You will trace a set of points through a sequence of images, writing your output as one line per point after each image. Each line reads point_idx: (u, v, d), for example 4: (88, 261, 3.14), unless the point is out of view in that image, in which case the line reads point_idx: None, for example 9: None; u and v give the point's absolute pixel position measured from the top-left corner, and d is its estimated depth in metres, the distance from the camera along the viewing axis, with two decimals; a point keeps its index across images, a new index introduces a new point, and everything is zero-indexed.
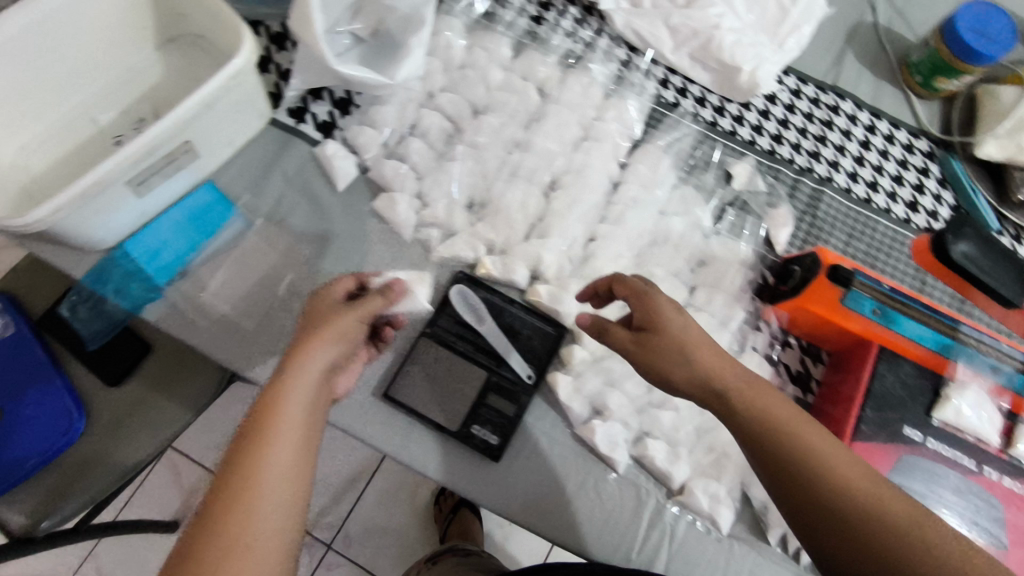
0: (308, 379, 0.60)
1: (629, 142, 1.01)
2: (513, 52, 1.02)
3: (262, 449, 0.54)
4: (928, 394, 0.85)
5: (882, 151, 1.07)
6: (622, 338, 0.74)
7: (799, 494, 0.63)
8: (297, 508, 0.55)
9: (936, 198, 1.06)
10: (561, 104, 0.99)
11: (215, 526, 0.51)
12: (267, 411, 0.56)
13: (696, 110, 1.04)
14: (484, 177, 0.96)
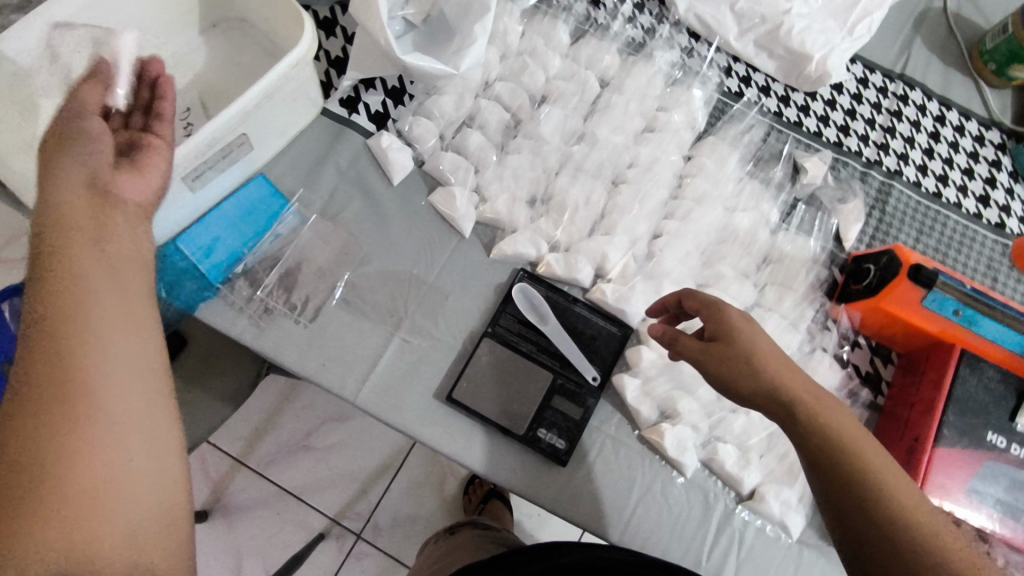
0: (83, 213, 0.50)
1: (694, 135, 0.98)
2: (574, 40, 1.00)
3: (66, 347, 0.45)
4: (1012, 398, 0.81)
5: (953, 142, 1.03)
6: (689, 344, 0.70)
7: (859, 512, 0.59)
8: (141, 431, 0.46)
9: (1006, 193, 1.02)
10: (624, 94, 0.97)
11: (25, 443, 0.42)
12: (62, 299, 0.46)
13: (760, 100, 1.01)
14: (546, 170, 0.93)
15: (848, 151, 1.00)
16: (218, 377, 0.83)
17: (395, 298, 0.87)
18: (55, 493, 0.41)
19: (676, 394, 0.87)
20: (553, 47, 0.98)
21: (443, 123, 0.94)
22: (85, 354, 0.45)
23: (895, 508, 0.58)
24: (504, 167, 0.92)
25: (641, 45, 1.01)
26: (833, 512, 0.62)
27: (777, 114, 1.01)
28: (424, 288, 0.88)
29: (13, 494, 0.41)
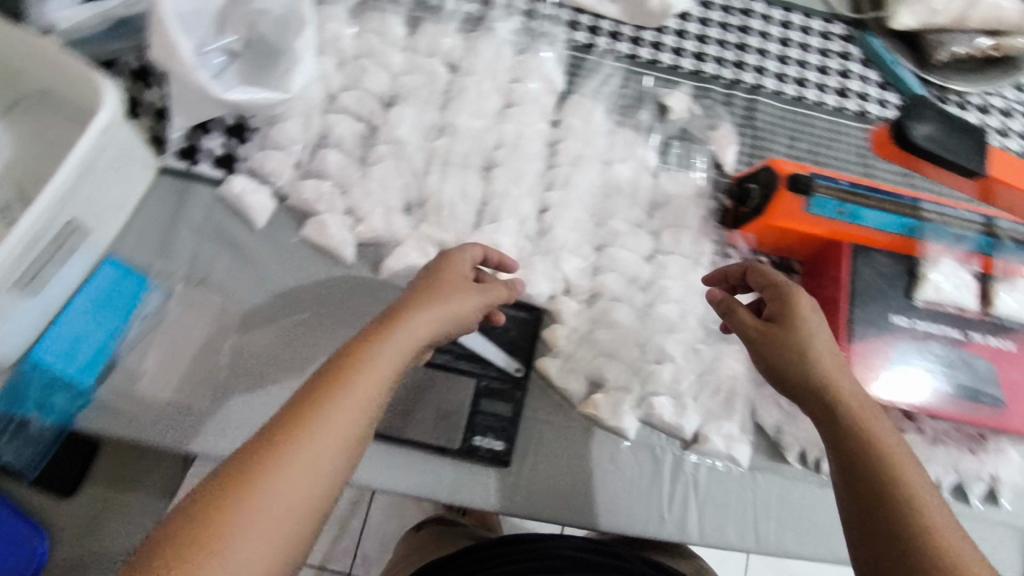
0: (382, 354, 0.55)
1: (554, 99, 0.95)
2: (409, 29, 0.94)
3: (298, 433, 0.49)
4: (906, 276, 0.85)
5: (800, 44, 1.03)
6: (746, 320, 0.71)
7: (879, 515, 0.57)
8: (280, 535, 0.46)
9: (863, 78, 1.03)
10: (474, 76, 0.92)
11: (204, 501, 0.46)
12: (323, 395, 0.52)
13: (610, 45, 0.98)
14: (415, 173, 0.89)
15: (711, 78, 0.99)
16: (150, 471, 0.83)
17: (288, 348, 0.82)
18: None
19: (599, 365, 0.86)
20: (387, 39, 0.92)
21: (292, 148, 0.87)
22: (312, 435, 0.50)
23: (923, 514, 0.56)
24: (368, 181, 0.87)
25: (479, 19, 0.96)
26: (854, 513, 0.59)
27: (628, 57, 0.97)
28: (319, 327, 0.83)
29: (179, 535, 0.44)
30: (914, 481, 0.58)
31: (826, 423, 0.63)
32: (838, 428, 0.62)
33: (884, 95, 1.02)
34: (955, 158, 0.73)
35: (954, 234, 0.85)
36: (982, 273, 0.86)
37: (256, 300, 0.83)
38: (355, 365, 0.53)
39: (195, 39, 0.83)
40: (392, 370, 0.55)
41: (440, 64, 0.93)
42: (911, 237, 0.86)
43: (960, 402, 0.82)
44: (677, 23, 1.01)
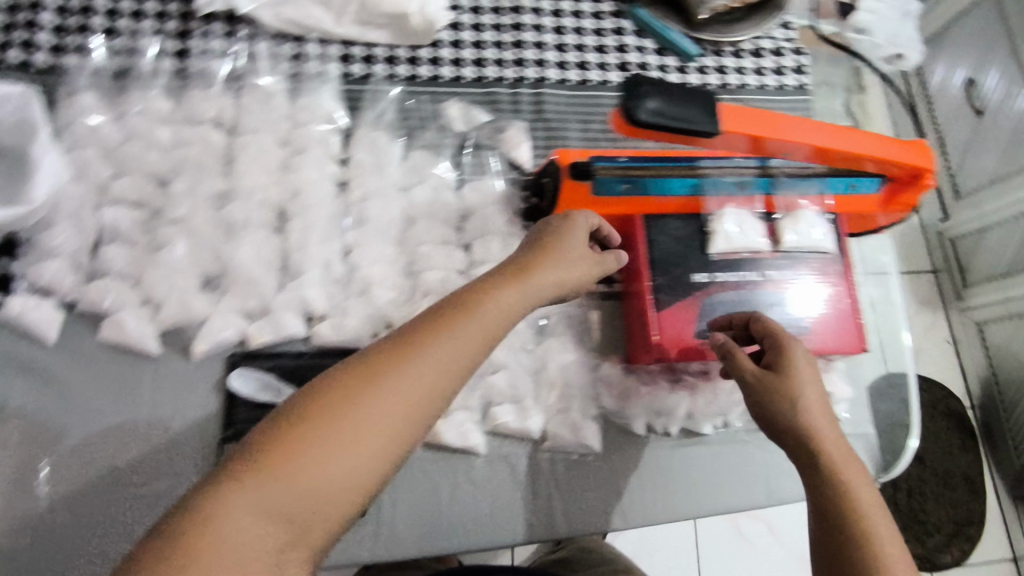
0: (507, 300, 0.45)
1: (478, 133, 0.72)
2: (276, 61, 0.71)
3: (500, 287, 0.46)
4: (696, 234, 0.65)
5: (715, 47, 0.80)
6: (745, 368, 0.54)
7: (835, 555, 0.45)
8: (454, 386, 0.41)
9: (793, 51, 0.82)
10: (382, 105, 0.71)
11: (419, 324, 0.42)
12: (558, 241, 0.51)
13: (519, 76, 0.75)
14: (335, 216, 0.67)
15: (678, 87, 0.78)
16: None
17: (127, 462, 0.59)
18: (293, 464, 0.35)
19: (567, 434, 0.64)
20: (156, 112, 0.66)
21: (124, 226, 0.63)
22: (537, 277, 0.48)
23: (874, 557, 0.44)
24: (290, 223, 0.65)
25: (366, 61, 0.73)
26: (819, 555, 0.47)
27: (554, 83, 0.76)
28: (149, 433, 0.60)
29: (355, 365, 0.39)
30: (882, 536, 0.45)
31: (799, 458, 0.50)
32: (812, 462, 0.49)
33: (798, 57, 0.82)
34: (691, 126, 0.52)
35: (817, 176, 0.65)
36: (768, 213, 0.66)
37: (78, 405, 0.60)
38: (557, 232, 0.52)
39: None
40: (584, 270, 0.52)
41: (334, 98, 0.70)
42: (768, 194, 0.66)
43: None
44: (612, 8, 0.79)
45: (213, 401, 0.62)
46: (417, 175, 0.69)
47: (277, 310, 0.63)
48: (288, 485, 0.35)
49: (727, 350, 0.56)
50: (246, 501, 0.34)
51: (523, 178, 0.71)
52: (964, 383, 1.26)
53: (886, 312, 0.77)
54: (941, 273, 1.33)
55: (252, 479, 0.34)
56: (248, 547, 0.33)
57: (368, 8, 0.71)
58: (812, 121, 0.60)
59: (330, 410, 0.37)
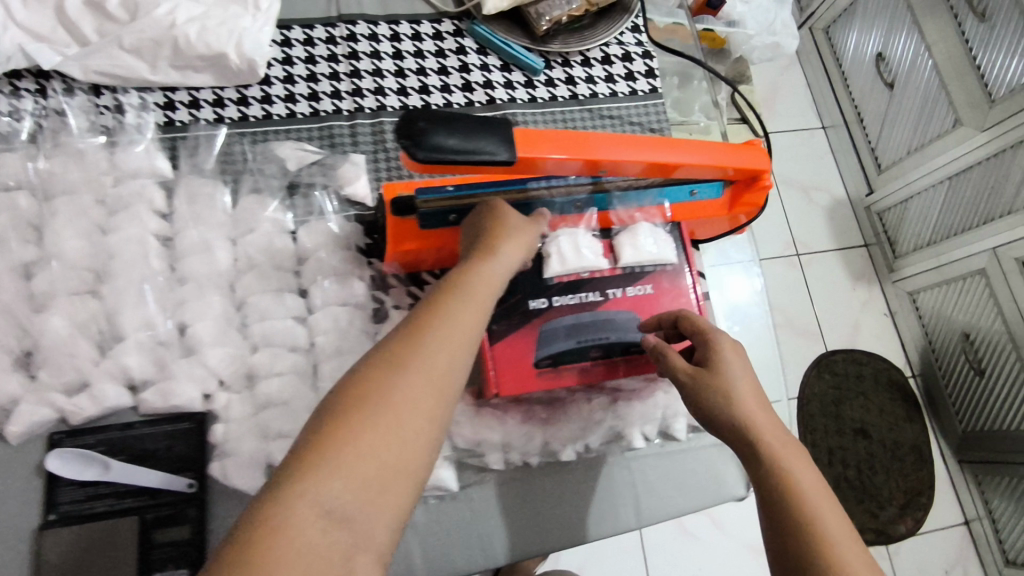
0: (492, 277, 0.52)
1: (312, 171, 0.69)
2: (91, 116, 0.68)
3: (477, 269, 0.52)
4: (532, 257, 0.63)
5: (563, 58, 0.79)
6: (676, 368, 0.55)
7: (779, 542, 0.45)
8: (469, 353, 0.46)
9: (643, 55, 0.81)
10: (207, 151, 0.68)
11: (417, 316, 0.47)
12: (510, 223, 0.57)
13: (356, 107, 0.73)
14: (153, 274, 0.63)
15: (524, 104, 0.76)
16: None
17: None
18: (344, 457, 0.38)
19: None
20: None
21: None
22: (500, 256, 0.54)
23: (815, 536, 0.44)
24: (106, 286, 0.62)
25: (191, 107, 0.70)
26: (769, 547, 0.46)
27: (393, 111, 0.73)
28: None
29: (375, 360, 0.43)
30: (822, 510, 0.45)
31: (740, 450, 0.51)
32: (750, 451, 0.49)
33: (649, 60, 0.80)
34: (478, 154, 0.50)
35: (650, 189, 0.65)
36: (607, 229, 0.65)
37: None
38: (497, 218, 0.57)
39: None
40: (530, 239, 0.58)
41: (153, 149, 0.67)
42: (603, 210, 0.65)
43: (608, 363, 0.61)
44: (452, 27, 0.77)
45: (32, 488, 0.58)
46: (246, 221, 0.66)
47: (95, 382, 0.59)
48: (353, 466, 0.38)
49: (659, 353, 0.57)
50: (332, 480, 0.37)
51: (363, 213, 0.69)
52: (905, 355, 1.36)
53: (747, 321, 0.78)
54: (875, 246, 1.41)
55: (319, 465, 0.37)
56: (336, 521, 0.36)
57: (181, 52, 0.67)
58: (625, 137, 0.59)
59: (370, 396, 0.41)
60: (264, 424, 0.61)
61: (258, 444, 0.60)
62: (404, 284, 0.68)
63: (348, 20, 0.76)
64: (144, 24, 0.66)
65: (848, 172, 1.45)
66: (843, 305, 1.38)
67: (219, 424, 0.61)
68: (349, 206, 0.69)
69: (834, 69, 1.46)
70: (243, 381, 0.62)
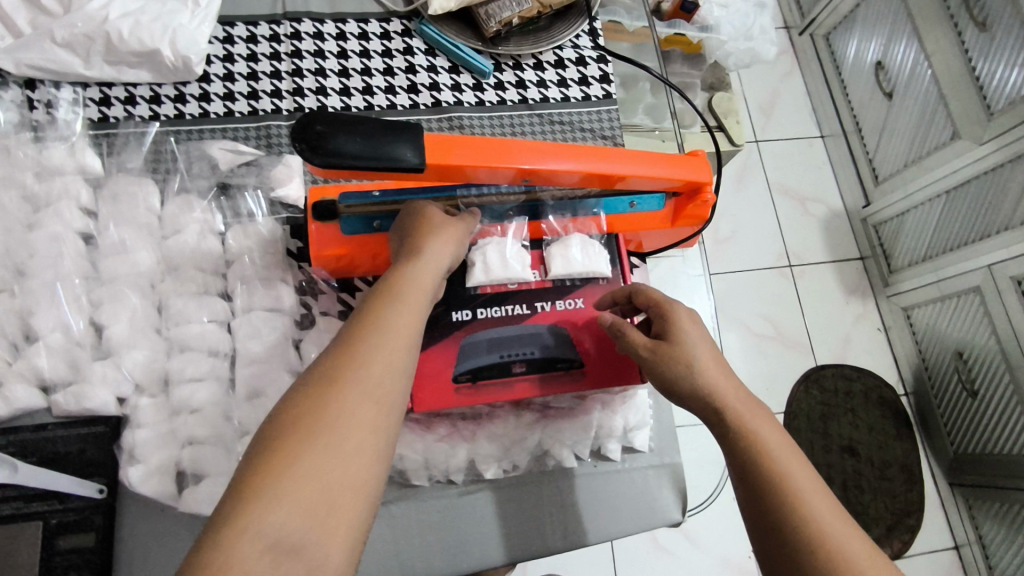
0: (428, 276, 0.50)
1: (245, 171, 0.67)
2: (25, 110, 0.67)
3: (408, 273, 0.49)
4: (460, 267, 0.61)
5: (514, 61, 0.77)
6: (635, 341, 0.53)
7: (760, 517, 0.44)
8: (407, 358, 0.44)
9: (598, 59, 0.78)
10: (138, 148, 0.67)
11: (345, 333, 0.44)
12: (438, 223, 0.54)
13: (295, 106, 0.71)
14: (73, 273, 0.61)
15: (471, 106, 0.74)
16: None
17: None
18: (286, 488, 0.35)
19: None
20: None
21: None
22: (430, 254, 0.51)
23: (794, 506, 0.43)
24: (24, 283, 0.61)
25: (127, 103, 0.69)
26: (748, 521, 0.45)
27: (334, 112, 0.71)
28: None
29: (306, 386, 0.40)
30: (798, 478, 0.44)
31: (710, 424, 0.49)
32: (720, 423, 0.48)
33: (604, 65, 0.78)
34: (380, 160, 0.48)
35: (587, 200, 0.62)
36: (538, 241, 0.63)
37: None
38: (422, 214, 0.55)
39: None
40: (459, 235, 0.55)
41: (83, 145, 0.66)
42: (535, 219, 0.63)
43: (532, 378, 0.58)
44: (400, 27, 0.76)
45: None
46: (172, 222, 0.64)
47: (5, 382, 0.58)
48: (297, 493, 0.35)
49: (615, 330, 0.55)
50: (275, 509, 0.34)
51: (294, 215, 0.67)
52: (898, 372, 1.29)
53: None
54: (870, 259, 1.35)
55: (264, 495, 0.34)
56: (284, 553, 0.33)
57: (114, 47, 0.66)
58: (553, 144, 0.56)
59: (305, 423, 0.38)
60: (178, 431, 0.59)
61: (172, 450, 0.59)
62: (335, 289, 0.66)
63: (294, 17, 0.74)
64: (77, 18, 0.65)
65: (846, 182, 1.40)
66: (837, 319, 1.31)
67: (130, 429, 0.59)
68: (281, 208, 0.68)
69: (834, 77, 1.42)
70: (159, 386, 0.60)
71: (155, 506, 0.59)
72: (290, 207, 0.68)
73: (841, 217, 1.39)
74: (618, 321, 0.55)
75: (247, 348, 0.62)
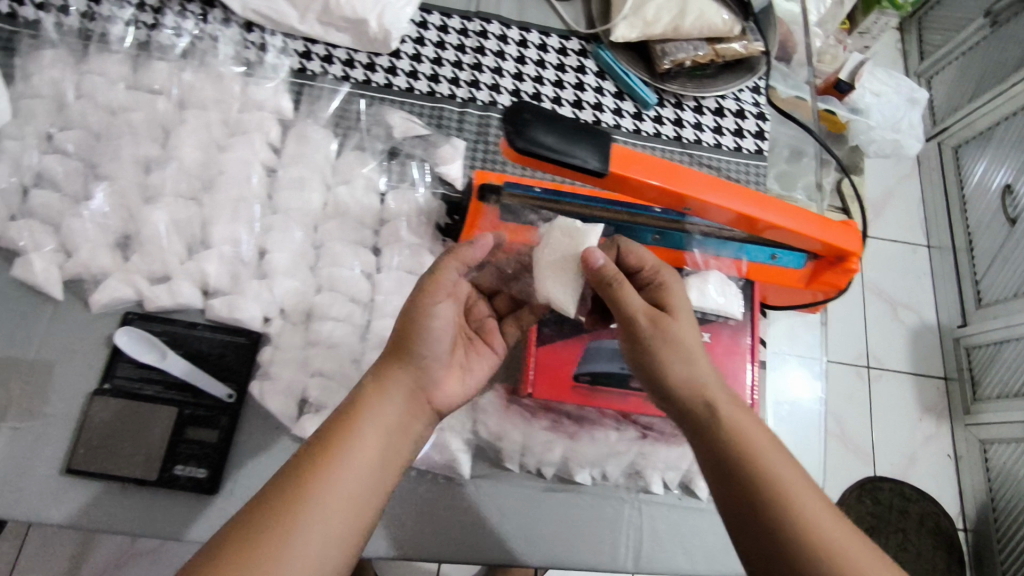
0: (384, 412, 0.46)
1: (416, 143, 0.73)
2: (239, 47, 0.74)
3: (366, 407, 0.46)
4: None
5: (676, 99, 0.80)
6: (630, 304, 0.52)
7: (746, 515, 0.43)
8: (344, 514, 0.42)
9: (757, 116, 0.81)
10: (327, 103, 0.73)
11: (280, 490, 0.41)
12: (416, 314, 0.50)
13: (469, 96, 0.76)
14: (251, 198, 0.68)
15: (628, 133, 0.78)
16: None
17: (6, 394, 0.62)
18: None
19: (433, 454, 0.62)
20: (111, 75, 0.69)
21: (56, 174, 0.66)
22: (394, 379, 0.48)
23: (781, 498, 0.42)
24: (209, 196, 0.67)
25: (324, 60, 0.75)
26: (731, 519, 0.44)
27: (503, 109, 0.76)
28: (30, 372, 0.62)
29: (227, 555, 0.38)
30: (783, 469, 0.44)
31: (693, 421, 0.49)
32: (707, 417, 0.48)
33: (761, 122, 0.80)
34: (579, 159, 0.51)
35: (733, 241, 0.64)
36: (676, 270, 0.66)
37: None
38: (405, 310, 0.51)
39: None
40: (444, 344, 0.50)
41: (281, 90, 0.72)
42: (679, 250, 0.65)
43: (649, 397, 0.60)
44: (578, 46, 0.80)
45: (97, 352, 0.63)
46: (344, 173, 0.70)
47: (176, 278, 0.64)
48: None
49: (613, 280, 0.52)
50: None
51: (450, 192, 0.72)
52: (960, 505, 1.15)
53: None
54: (955, 383, 1.21)
55: None
56: None
57: (330, 10, 0.72)
58: (722, 181, 0.59)
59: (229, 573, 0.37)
60: (308, 360, 0.64)
61: (299, 377, 0.63)
62: None
63: (484, 17, 0.80)
64: None
65: (944, 293, 1.27)
66: (904, 433, 1.18)
67: (269, 348, 0.64)
68: (439, 184, 0.72)
69: (954, 193, 1.30)
70: (301, 316, 0.65)
71: (272, 421, 0.63)
72: (448, 185, 0.72)
73: (932, 331, 1.26)
74: (616, 271, 0.52)
75: (384, 301, 0.66)
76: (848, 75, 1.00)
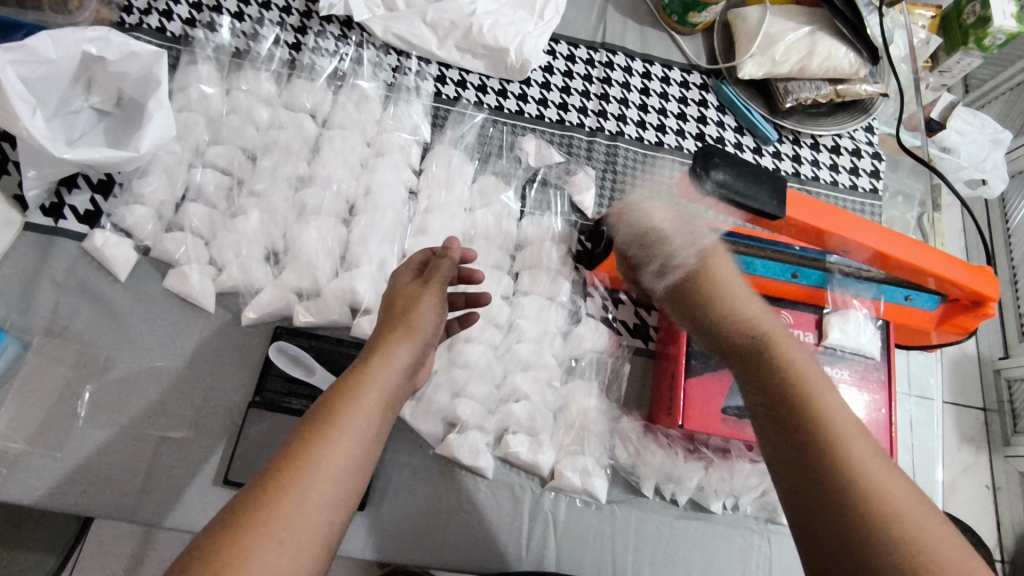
0: (391, 375, 0.44)
1: (550, 170, 0.75)
2: (376, 68, 0.76)
3: (376, 364, 0.44)
4: None
5: (794, 136, 0.82)
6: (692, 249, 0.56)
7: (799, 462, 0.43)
8: (357, 473, 0.41)
9: (872, 155, 0.84)
10: (464, 127, 0.75)
11: (281, 458, 0.39)
12: (409, 299, 0.48)
13: (597, 125, 0.78)
14: (399, 220, 0.70)
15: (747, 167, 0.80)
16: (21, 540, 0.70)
17: (160, 404, 0.62)
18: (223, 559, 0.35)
19: (575, 479, 0.63)
20: (261, 93, 0.71)
21: (210, 189, 0.68)
22: (401, 346, 0.46)
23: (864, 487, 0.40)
24: (356, 216, 0.69)
25: (458, 85, 0.77)
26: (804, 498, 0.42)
27: (630, 139, 0.78)
28: (185, 382, 0.63)
29: (233, 516, 0.37)
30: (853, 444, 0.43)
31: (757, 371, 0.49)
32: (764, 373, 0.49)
33: (877, 162, 0.83)
34: (758, 206, 0.53)
35: (873, 281, 0.66)
36: (814, 305, 0.67)
37: (129, 341, 0.64)
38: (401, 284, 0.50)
39: (47, 105, 0.63)
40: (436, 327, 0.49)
41: (422, 112, 0.74)
42: (820, 287, 0.67)
43: None
44: (700, 80, 0.83)
45: (249, 365, 0.65)
46: (483, 197, 0.72)
47: (326, 295, 0.66)
48: None
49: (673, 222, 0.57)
50: None
51: (583, 219, 0.73)
52: (996, 535, 0.97)
53: (916, 440, 0.76)
54: (993, 413, 1.03)
55: None
56: None
57: (471, 36, 0.75)
58: (863, 218, 0.60)
59: (260, 515, 0.36)
60: (455, 382, 0.65)
61: (446, 399, 0.64)
62: (602, 297, 0.72)
63: (610, 49, 0.82)
64: (448, 6, 0.75)
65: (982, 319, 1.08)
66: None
67: None
68: (572, 212, 0.74)
69: (995, 228, 1.12)
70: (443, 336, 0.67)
71: (417, 441, 0.63)
72: (580, 212, 0.74)
73: (969, 362, 1.07)
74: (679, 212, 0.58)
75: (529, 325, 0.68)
76: (939, 114, 1.00)
